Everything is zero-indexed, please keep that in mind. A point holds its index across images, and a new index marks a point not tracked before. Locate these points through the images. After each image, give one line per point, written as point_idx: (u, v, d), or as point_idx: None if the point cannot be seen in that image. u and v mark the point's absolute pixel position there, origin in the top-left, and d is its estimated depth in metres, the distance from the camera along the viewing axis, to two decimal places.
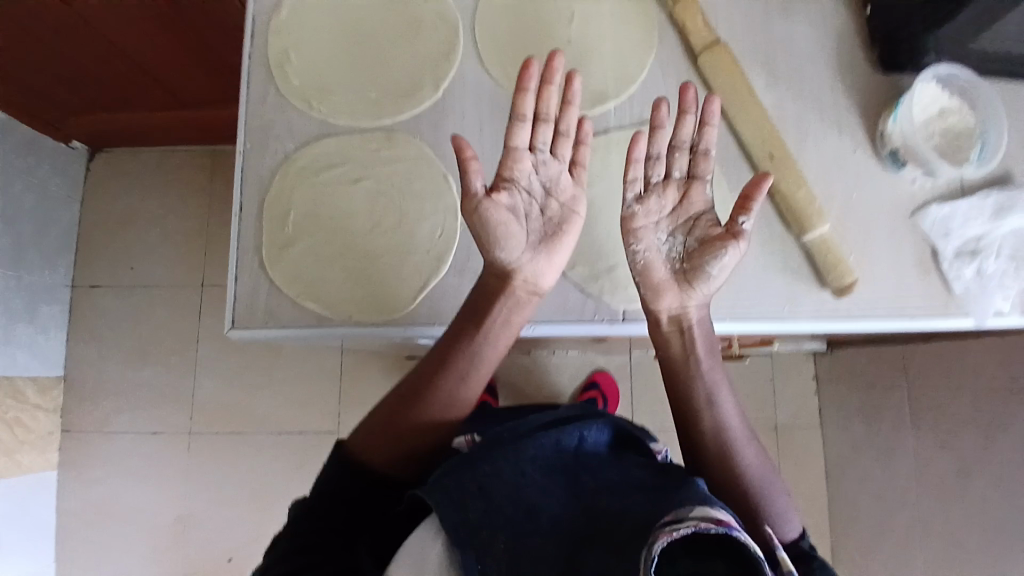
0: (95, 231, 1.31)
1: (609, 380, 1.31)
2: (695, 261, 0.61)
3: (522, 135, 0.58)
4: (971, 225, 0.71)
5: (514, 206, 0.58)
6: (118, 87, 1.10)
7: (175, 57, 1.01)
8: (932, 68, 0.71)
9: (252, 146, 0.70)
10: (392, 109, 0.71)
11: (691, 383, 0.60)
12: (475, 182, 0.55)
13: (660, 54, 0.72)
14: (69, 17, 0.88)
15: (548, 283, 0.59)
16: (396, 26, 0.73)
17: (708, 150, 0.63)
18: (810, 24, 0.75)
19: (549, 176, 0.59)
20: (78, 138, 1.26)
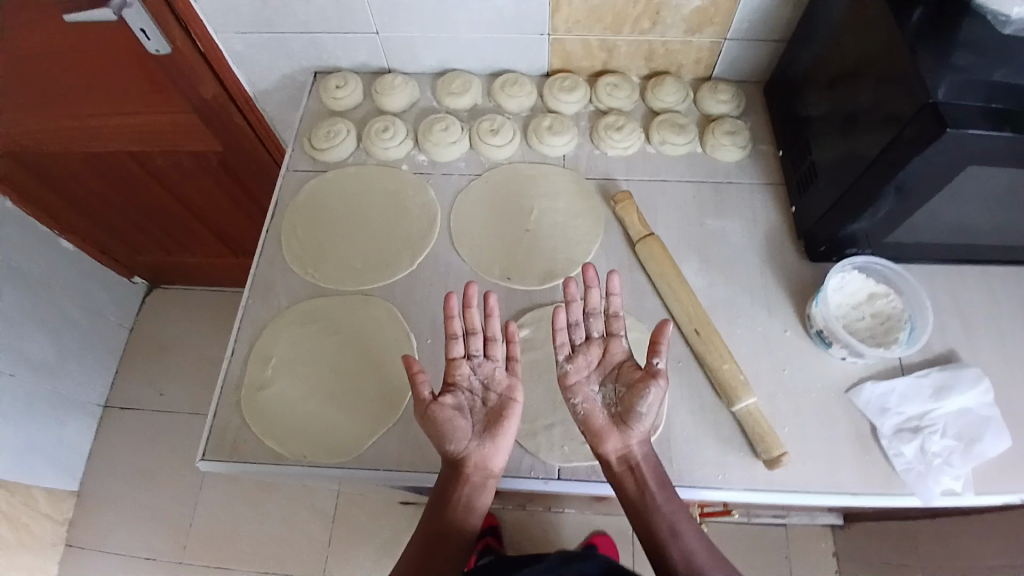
0: (137, 355, 1.46)
1: (608, 542, 1.18)
2: (628, 403, 0.62)
3: (457, 347, 0.67)
4: (910, 403, 0.72)
5: (457, 406, 0.65)
6: (173, 228, 1.31)
7: (220, 199, 1.22)
8: (851, 258, 0.80)
9: (253, 299, 0.83)
10: (372, 277, 0.84)
11: (651, 516, 0.61)
12: (423, 390, 0.64)
13: (604, 241, 0.86)
14: (138, 164, 1.12)
15: (499, 465, 0.65)
16: (388, 212, 0.90)
17: (618, 310, 0.66)
18: (741, 222, 0.88)
19: (485, 374, 0.67)
20: (139, 274, 1.48)
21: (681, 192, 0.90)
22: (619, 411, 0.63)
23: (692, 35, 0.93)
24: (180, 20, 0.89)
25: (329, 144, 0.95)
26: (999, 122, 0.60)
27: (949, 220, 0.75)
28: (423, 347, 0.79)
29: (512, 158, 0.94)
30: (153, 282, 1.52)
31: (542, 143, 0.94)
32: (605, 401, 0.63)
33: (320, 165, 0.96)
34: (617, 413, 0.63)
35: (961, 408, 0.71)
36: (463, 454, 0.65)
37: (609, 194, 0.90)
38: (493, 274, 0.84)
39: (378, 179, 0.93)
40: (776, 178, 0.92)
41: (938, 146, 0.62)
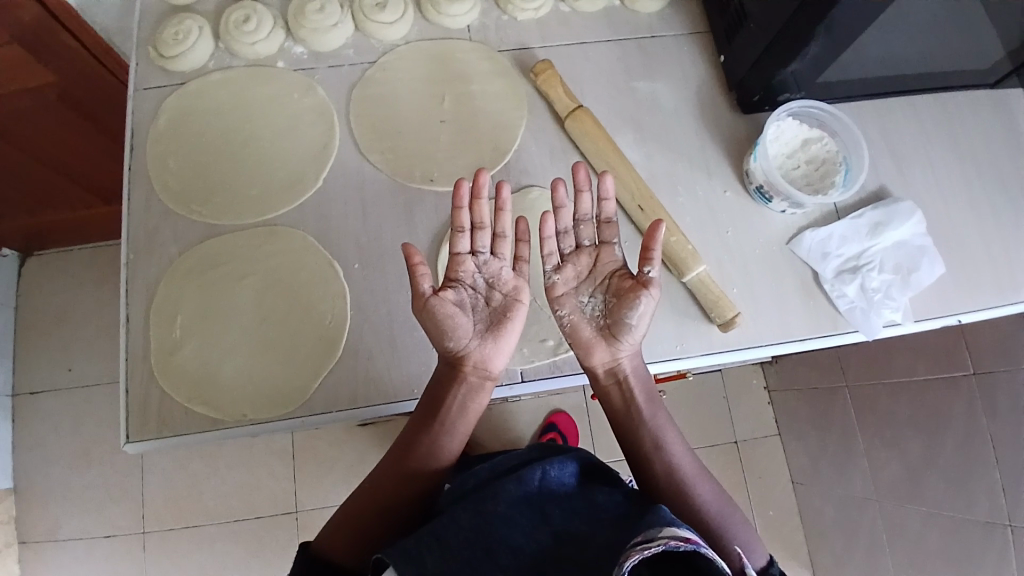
0: (32, 330, 1.28)
1: (566, 418, 1.23)
2: (616, 314, 0.58)
3: (463, 241, 0.61)
4: (850, 244, 0.73)
5: (459, 302, 0.60)
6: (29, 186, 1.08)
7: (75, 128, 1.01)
8: (786, 104, 0.76)
9: (135, 254, 0.71)
10: (274, 204, 0.73)
11: (636, 424, 0.60)
12: (423, 283, 0.59)
13: (530, 122, 0.77)
14: None
15: (499, 366, 0.61)
16: (274, 122, 0.76)
17: (611, 216, 0.60)
18: (670, 80, 0.81)
19: (490, 272, 0.61)
20: (11, 244, 1.25)
21: (605, 56, 0.81)
22: (607, 323, 0.59)
23: None
24: None
25: (179, 48, 0.77)
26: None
27: (883, 49, 0.71)
28: (352, 274, 0.70)
29: (409, 38, 0.80)
30: (25, 249, 1.29)
31: (440, 14, 0.79)
32: (592, 313, 0.59)
33: (176, 77, 0.78)
34: (604, 325, 0.59)
35: (897, 242, 0.73)
36: (463, 352, 0.61)
37: (527, 66, 0.80)
38: (414, 180, 0.74)
39: (254, 84, 0.78)
40: (702, 24, 0.84)
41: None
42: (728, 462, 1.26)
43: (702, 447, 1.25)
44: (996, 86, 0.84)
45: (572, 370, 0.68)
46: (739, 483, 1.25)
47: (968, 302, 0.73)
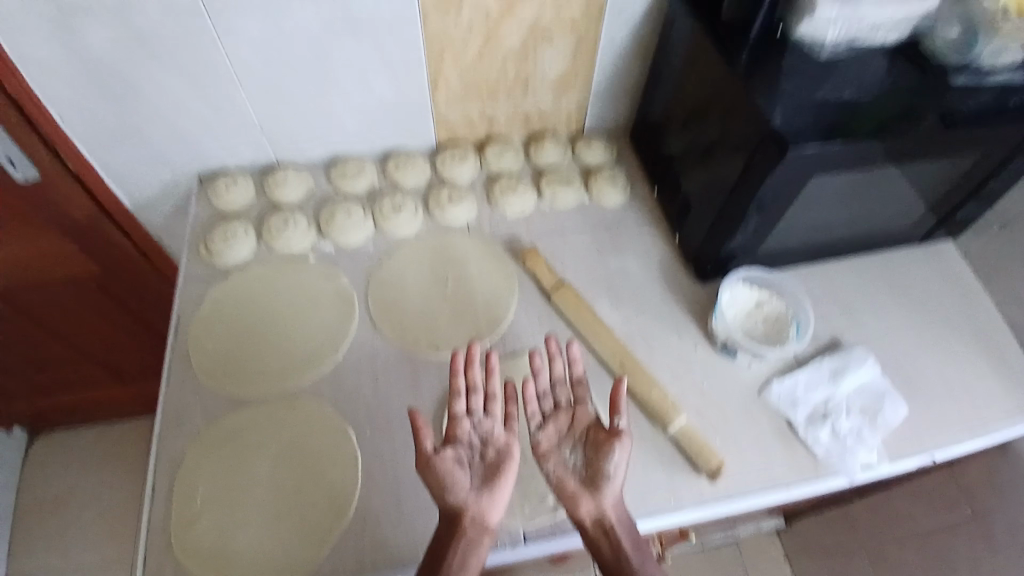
0: (32, 514, 1.32)
1: None
2: (596, 466, 0.66)
3: (459, 403, 0.69)
4: (816, 391, 0.81)
5: (458, 460, 0.67)
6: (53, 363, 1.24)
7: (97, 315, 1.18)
8: (735, 271, 0.89)
9: (166, 427, 0.77)
10: (296, 375, 0.82)
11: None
12: (426, 442, 0.66)
13: (521, 296, 0.90)
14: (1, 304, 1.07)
15: (495, 520, 0.66)
16: (301, 305, 0.89)
17: (581, 376, 0.71)
18: (637, 257, 0.96)
19: (483, 431, 0.69)
20: (21, 422, 1.36)
21: (581, 239, 0.97)
22: (589, 475, 0.66)
23: (559, 96, 1.04)
24: (48, 144, 0.90)
25: (224, 246, 0.93)
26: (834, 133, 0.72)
27: (805, 223, 0.87)
28: (363, 438, 0.76)
29: (418, 232, 0.97)
30: (35, 429, 1.40)
31: (443, 213, 0.97)
32: (575, 466, 0.67)
33: (219, 270, 0.93)
34: (587, 476, 0.66)
35: (858, 386, 0.82)
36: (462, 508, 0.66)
37: (516, 250, 0.95)
38: (422, 349, 0.84)
39: (285, 275, 0.92)
40: (658, 212, 1.02)
41: (781, 165, 0.72)
42: None
43: None
44: (917, 246, 1.00)
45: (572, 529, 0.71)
46: None
47: (938, 439, 0.79)
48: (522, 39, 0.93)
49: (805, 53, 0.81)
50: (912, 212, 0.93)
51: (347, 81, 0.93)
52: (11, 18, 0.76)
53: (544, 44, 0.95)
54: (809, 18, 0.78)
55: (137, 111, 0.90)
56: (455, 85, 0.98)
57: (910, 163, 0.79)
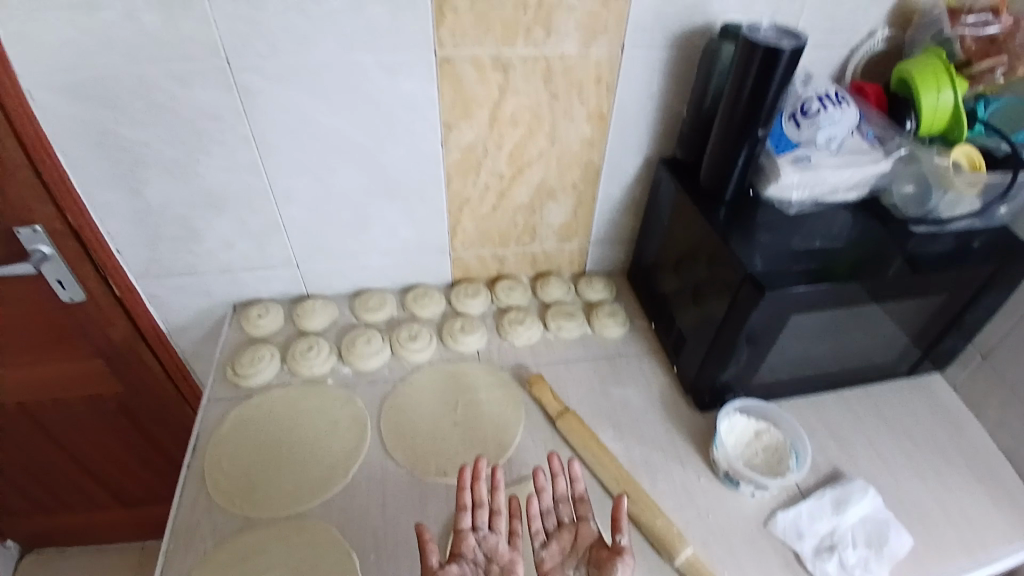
0: None
1: None
2: None
3: (465, 519, 0.70)
4: (820, 521, 0.81)
5: None
6: (63, 482, 1.30)
7: (111, 442, 1.24)
8: (732, 400, 0.94)
9: (174, 546, 0.78)
10: (307, 496, 0.83)
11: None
12: (431, 557, 0.66)
13: (527, 422, 0.94)
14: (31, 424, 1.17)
15: None
16: (318, 426, 0.93)
17: (583, 494, 0.72)
18: (638, 386, 1.01)
19: (489, 547, 0.70)
20: (17, 538, 1.42)
21: (584, 369, 1.04)
22: None
23: (562, 242, 1.17)
24: (99, 272, 1.00)
25: (251, 370, 0.99)
26: (807, 277, 0.83)
27: (793, 356, 0.94)
28: (367, 563, 0.76)
29: (432, 359, 1.04)
30: (28, 544, 1.45)
31: (456, 342, 1.05)
32: None
33: (244, 390, 0.99)
34: None
35: (861, 517, 0.82)
36: None
37: (523, 377, 1.02)
38: (431, 473, 0.86)
39: (305, 398, 0.97)
40: (656, 345, 1.10)
41: (763, 305, 0.82)
42: None
43: None
44: (904, 379, 1.05)
45: None
46: None
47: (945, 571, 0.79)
48: (530, 196, 1.09)
49: (775, 208, 0.97)
50: (895, 347, 0.99)
51: (378, 228, 1.07)
52: (105, 176, 0.92)
53: (549, 200, 1.10)
54: (775, 183, 0.93)
55: (192, 250, 1.03)
56: (471, 232, 1.12)
57: (885, 302, 0.88)
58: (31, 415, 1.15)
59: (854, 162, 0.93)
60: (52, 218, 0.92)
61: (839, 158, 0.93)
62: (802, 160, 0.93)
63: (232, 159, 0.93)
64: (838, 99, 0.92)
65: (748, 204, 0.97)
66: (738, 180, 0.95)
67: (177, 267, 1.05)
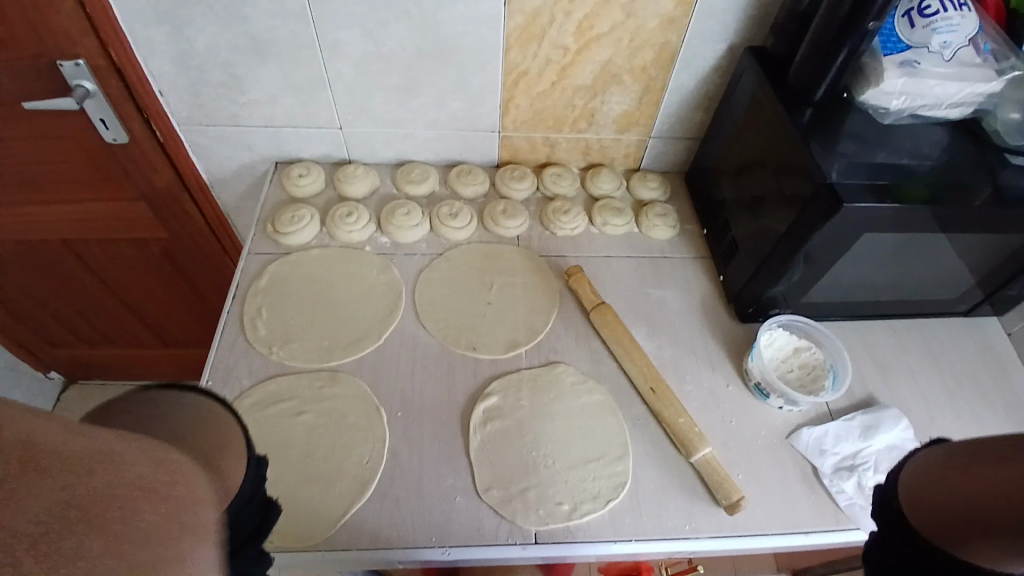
0: None
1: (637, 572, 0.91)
2: None
3: None
4: (844, 443, 0.80)
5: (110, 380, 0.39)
6: (110, 317, 1.38)
7: (153, 285, 1.29)
8: (775, 316, 0.90)
9: (213, 382, 0.83)
10: (339, 353, 0.86)
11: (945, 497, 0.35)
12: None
13: (560, 312, 0.93)
14: (78, 260, 1.21)
15: None
16: (354, 290, 0.94)
17: None
18: (679, 290, 0.98)
19: None
20: (60, 364, 1.53)
21: (625, 267, 1.00)
22: None
23: (620, 133, 1.09)
24: (142, 113, 0.97)
25: (291, 228, 0.99)
26: (890, 189, 0.74)
27: (850, 280, 0.87)
28: (394, 420, 0.79)
29: (470, 239, 1.02)
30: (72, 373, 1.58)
31: (497, 225, 1.02)
32: None
33: (284, 247, 0.99)
34: None
35: (888, 444, 0.81)
36: None
37: (561, 268, 0.99)
38: (460, 346, 0.87)
39: (341, 262, 0.97)
40: (704, 252, 1.04)
41: (837, 218, 0.73)
42: None
43: None
44: (958, 319, 0.99)
45: (584, 536, 0.71)
46: None
47: None
48: (593, 78, 0.99)
49: (867, 116, 0.84)
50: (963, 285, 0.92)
51: (426, 96, 1.00)
52: (144, 9, 0.86)
53: (613, 83, 1.00)
54: (874, 87, 0.80)
55: (234, 99, 0.99)
56: (524, 111, 1.04)
57: (973, 233, 0.78)
58: (79, 251, 1.19)
59: (964, 77, 0.79)
60: (94, 54, 0.87)
61: (949, 68, 0.80)
62: (908, 65, 0.80)
63: (280, 2, 0.86)
64: (958, 3, 0.80)
65: (837, 107, 0.84)
66: (835, 77, 0.82)
67: (220, 115, 1.01)
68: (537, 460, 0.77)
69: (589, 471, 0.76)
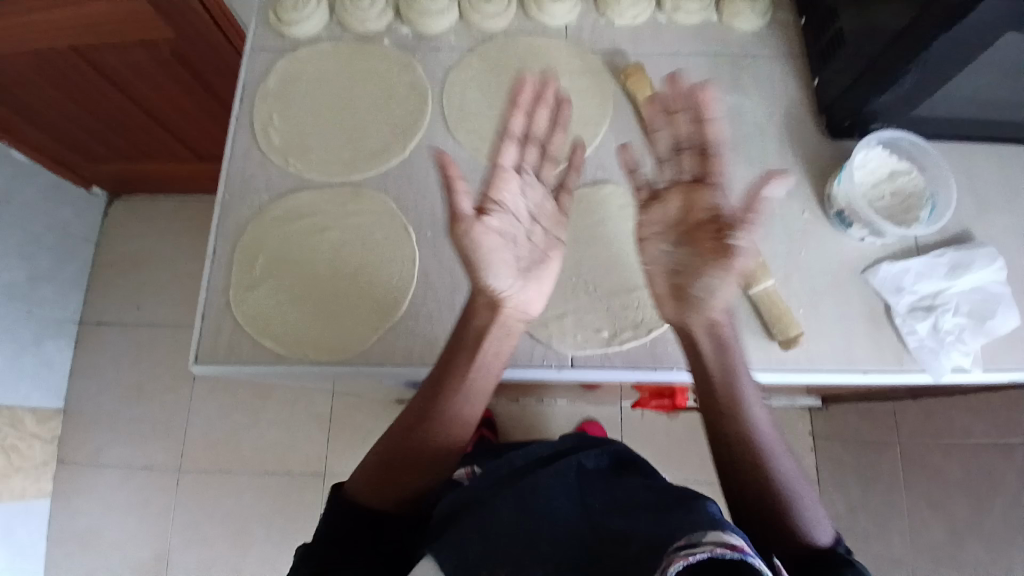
0: (103, 271, 1.39)
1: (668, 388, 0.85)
2: None
3: (506, 157, 0.64)
4: (925, 281, 0.71)
5: (499, 231, 0.61)
6: (138, 142, 1.20)
7: (183, 105, 1.08)
8: (876, 132, 0.73)
9: (230, 196, 0.76)
10: (361, 166, 0.77)
11: (742, 417, 0.61)
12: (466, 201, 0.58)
13: (613, 121, 0.79)
14: (95, 74, 0.99)
15: None
16: (372, 92, 0.81)
17: None
18: (759, 96, 0.81)
19: None
20: (100, 183, 1.37)
21: (696, 67, 0.82)
22: None
23: None
24: None
25: (296, 15, 0.83)
26: None
27: (975, 94, 0.68)
28: (424, 240, 0.73)
29: (509, 29, 0.84)
30: (115, 192, 1.41)
31: (542, 11, 0.83)
32: None
33: (290, 41, 0.84)
34: None
35: (972, 287, 0.70)
36: None
37: (618, 67, 0.82)
38: (496, 160, 0.77)
39: (356, 58, 0.83)
40: (797, 49, 0.84)
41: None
42: None
43: None
44: None
45: (623, 363, 0.68)
46: None
47: None
48: None
49: None
50: None
51: None
52: None
53: None
54: None
55: None
56: None
57: None
58: (88, 61, 0.96)
59: None
60: None
61: None
62: None
63: None
64: None
65: None
66: None
67: None
68: (578, 287, 0.71)
69: (633, 300, 0.71)
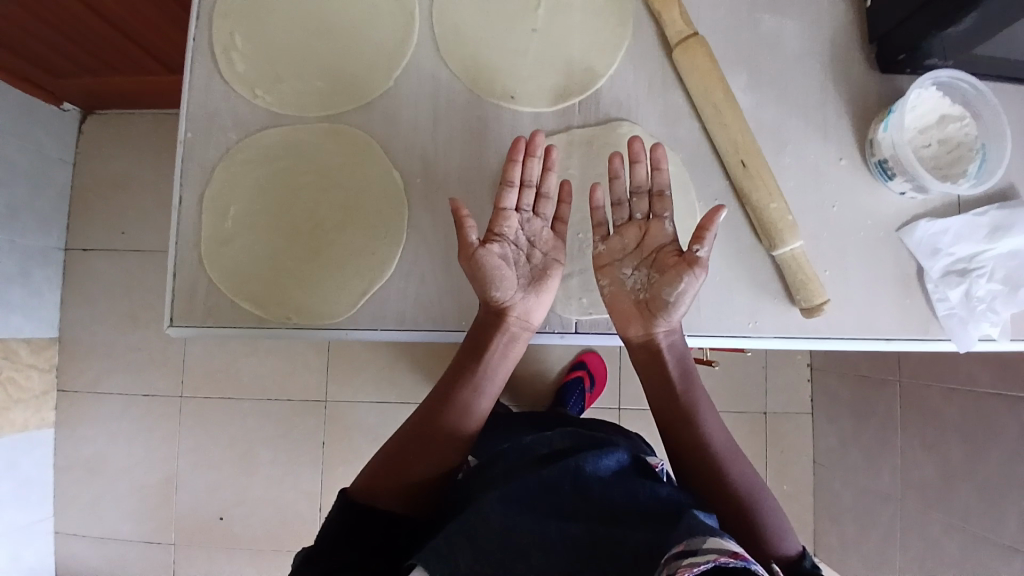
0: (77, 193, 1.30)
1: None
2: None
3: (510, 197, 0.58)
4: (964, 243, 0.64)
5: (504, 257, 0.57)
6: (99, 57, 1.05)
7: (148, 12, 0.93)
8: (934, 71, 0.62)
9: (193, 134, 0.66)
10: (340, 100, 0.67)
11: (699, 428, 0.56)
12: (471, 234, 0.56)
13: (632, 45, 0.68)
14: None
15: None
16: (348, 7, 0.68)
17: None
18: (805, 14, 0.69)
19: None
20: (71, 100, 1.23)
21: None
22: None
23: None
24: None
25: None
26: None
27: None
28: (414, 189, 0.66)
29: None
30: (86, 107, 1.28)
31: None
32: None
33: None
34: None
35: (1013, 250, 0.64)
36: None
37: None
38: (493, 95, 0.67)
39: None
40: None
41: None
42: (754, 433, 1.24)
43: (728, 414, 1.24)
44: None
45: None
46: (759, 453, 1.24)
47: None
48: None
49: None
50: None
51: None
52: None
53: None
54: None
55: None
56: None
57: None
58: None
59: None
60: None
61: None
62: None
63: None
64: None
65: None
66: None
67: None
68: (585, 245, 0.65)
69: None
